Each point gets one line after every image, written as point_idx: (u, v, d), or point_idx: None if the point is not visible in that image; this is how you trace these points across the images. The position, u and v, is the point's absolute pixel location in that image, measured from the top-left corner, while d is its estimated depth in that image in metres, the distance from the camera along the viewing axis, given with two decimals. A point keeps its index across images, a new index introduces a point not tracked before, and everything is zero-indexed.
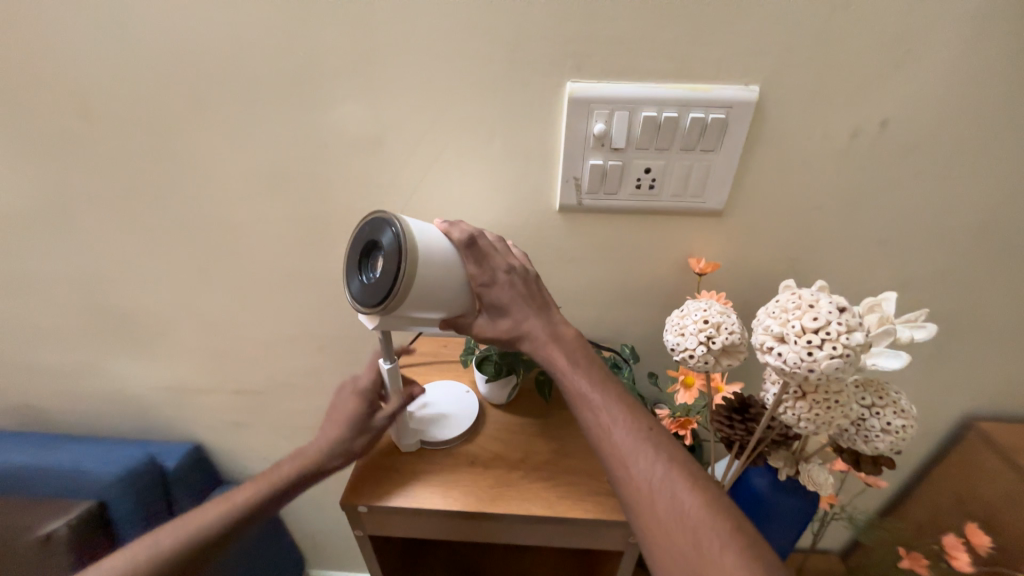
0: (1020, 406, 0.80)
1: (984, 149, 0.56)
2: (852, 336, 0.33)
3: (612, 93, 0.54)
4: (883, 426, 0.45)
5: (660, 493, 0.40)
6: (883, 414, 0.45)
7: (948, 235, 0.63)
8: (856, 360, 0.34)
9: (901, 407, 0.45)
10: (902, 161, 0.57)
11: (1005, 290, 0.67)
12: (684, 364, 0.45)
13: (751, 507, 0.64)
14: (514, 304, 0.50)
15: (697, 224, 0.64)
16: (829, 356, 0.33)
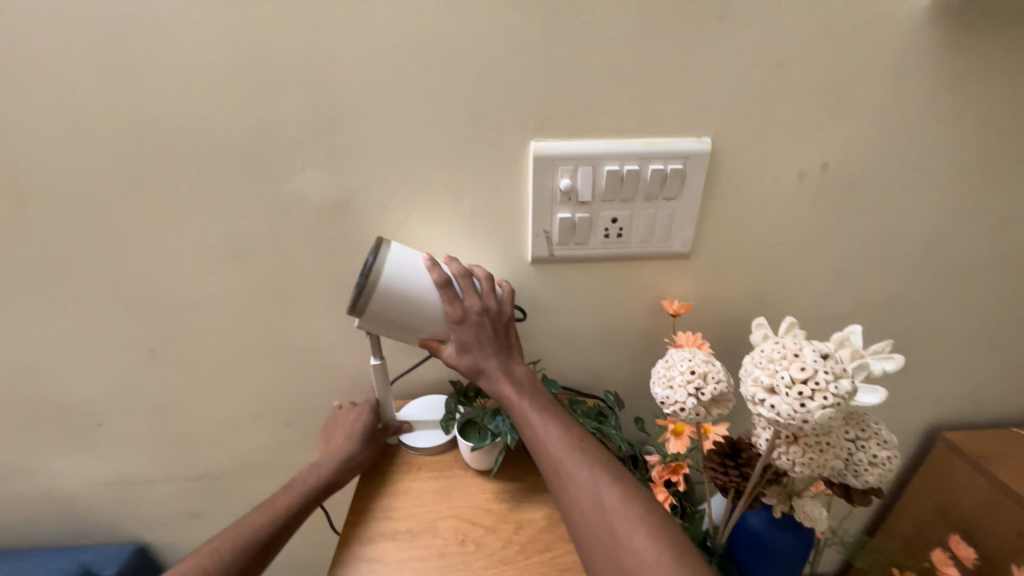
0: (975, 413, 0.85)
1: (911, 185, 0.62)
2: (839, 383, 0.34)
3: (574, 150, 0.55)
4: (870, 459, 0.46)
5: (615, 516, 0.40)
6: (868, 447, 0.46)
7: (892, 262, 0.68)
8: (846, 407, 0.34)
9: (883, 438, 0.46)
10: (844, 198, 0.62)
11: (946, 307, 0.73)
12: (676, 417, 0.45)
13: (751, 549, 0.63)
14: (483, 347, 0.51)
15: (667, 267, 0.65)
16: (821, 407, 0.33)
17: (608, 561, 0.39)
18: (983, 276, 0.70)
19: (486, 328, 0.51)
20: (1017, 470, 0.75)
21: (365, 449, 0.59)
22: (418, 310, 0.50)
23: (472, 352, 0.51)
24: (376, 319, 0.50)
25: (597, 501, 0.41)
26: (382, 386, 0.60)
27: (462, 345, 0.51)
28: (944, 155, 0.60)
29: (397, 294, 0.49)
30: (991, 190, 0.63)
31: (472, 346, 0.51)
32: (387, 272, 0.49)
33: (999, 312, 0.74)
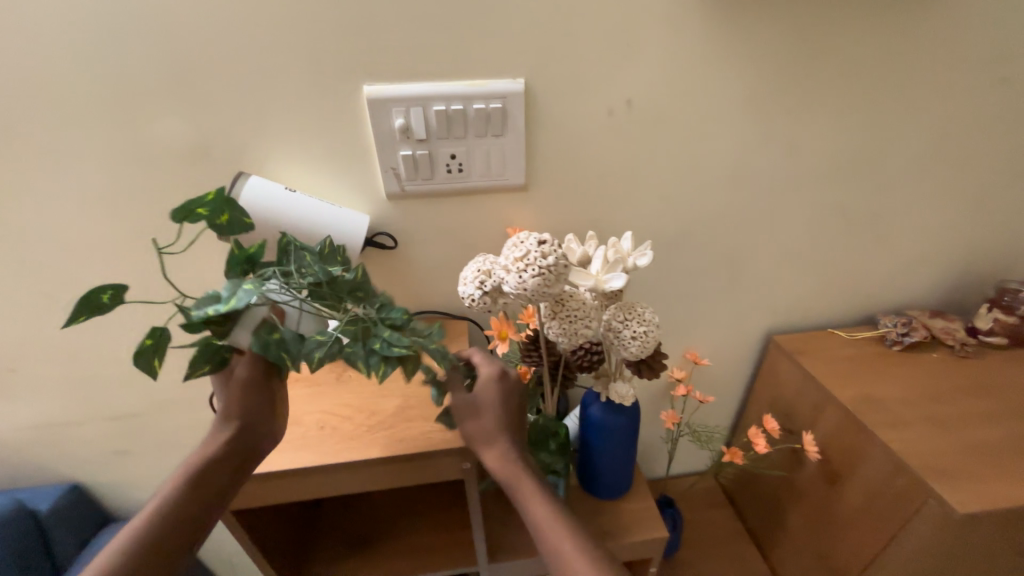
0: (802, 319, 1.01)
1: (710, 117, 0.72)
2: (547, 259, 0.44)
3: (403, 92, 0.63)
4: (632, 334, 0.58)
5: None
6: (630, 324, 0.58)
7: (705, 187, 0.79)
8: (557, 278, 0.45)
9: (644, 318, 0.59)
10: (653, 132, 0.72)
11: (759, 227, 0.86)
12: (472, 308, 0.55)
13: (593, 431, 0.77)
14: (500, 411, 0.56)
15: (510, 198, 0.75)
16: (533, 277, 0.44)
17: None
18: (785, 197, 0.83)
19: (516, 397, 0.58)
20: (820, 359, 0.93)
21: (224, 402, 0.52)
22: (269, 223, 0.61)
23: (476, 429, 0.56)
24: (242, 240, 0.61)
25: None
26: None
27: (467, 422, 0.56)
28: (731, 90, 0.71)
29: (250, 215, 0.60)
30: (774, 120, 0.74)
31: (494, 410, 0.56)
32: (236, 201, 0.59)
33: (804, 230, 0.88)
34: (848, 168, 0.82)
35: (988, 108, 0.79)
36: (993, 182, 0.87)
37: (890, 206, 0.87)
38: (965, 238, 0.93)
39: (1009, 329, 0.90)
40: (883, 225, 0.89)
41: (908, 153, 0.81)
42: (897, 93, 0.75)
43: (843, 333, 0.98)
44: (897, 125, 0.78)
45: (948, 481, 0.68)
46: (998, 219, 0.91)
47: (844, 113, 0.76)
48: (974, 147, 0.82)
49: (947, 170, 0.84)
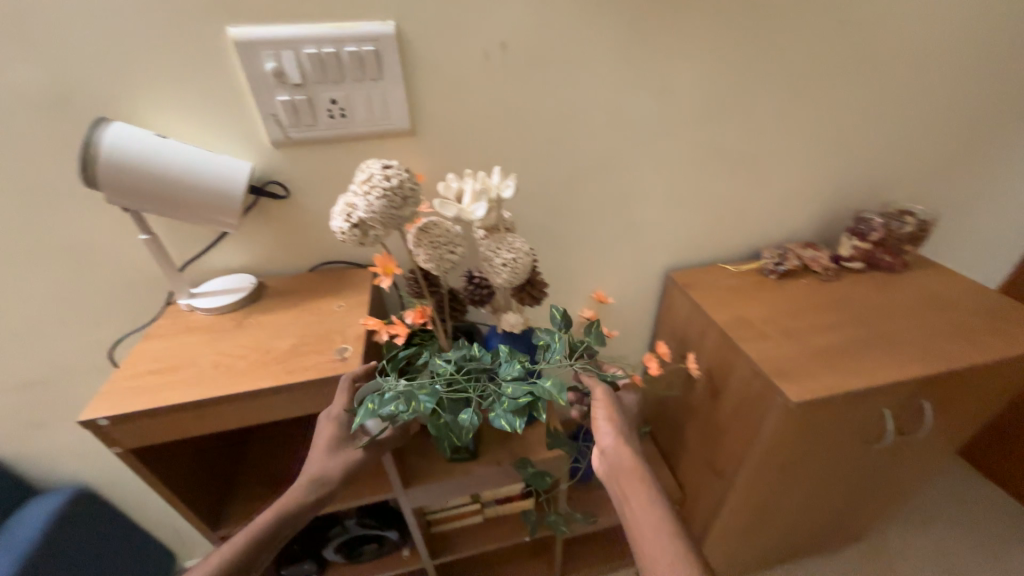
0: (695, 257, 1.11)
1: (584, 61, 0.77)
2: (389, 180, 0.49)
3: (270, 34, 0.63)
4: (502, 260, 0.65)
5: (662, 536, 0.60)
6: (501, 251, 0.64)
7: (588, 131, 0.84)
8: (403, 198, 0.50)
9: (514, 246, 0.65)
10: (531, 76, 0.76)
11: (645, 168, 0.92)
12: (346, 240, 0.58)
13: None
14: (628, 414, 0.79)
15: (399, 144, 0.77)
16: (378, 197, 0.49)
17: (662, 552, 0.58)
18: (666, 139, 0.89)
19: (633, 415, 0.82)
20: (706, 289, 1.03)
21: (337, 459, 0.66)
22: (135, 165, 0.60)
23: (613, 422, 0.71)
24: (109, 185, 0.61)
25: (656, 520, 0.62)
26: (162, 259, 0.71)
27: (601, 417, 0.72)
28: (601, 34, 0.75)
29: (110, 156, 0.59)
30: (646, 63, 0.79)
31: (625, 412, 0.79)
32: (95, 143, 0.59)
33: (688, 171, 0.95)
34: (722, 110, 0.88)
35: (840, 50, 0.87)
36: (849, 121, 0.97)
37: (762, 147, 0.95)
38: (829, 174, 1.03)
39: (865, 254, 1.03)
40: (758, 165, 0.98)
41: (773, 94, 0.89)
42: (758, 37, 0.82)
43: (730, 267, 1.09)
44: (761, 67, 0.85)
45: (791, 379, 0.79)
46: (856, 155, 1.02)
47: (711, 56, 0.81)
48: (831, 88, 0.91)
49: (809, 111, 0.93)
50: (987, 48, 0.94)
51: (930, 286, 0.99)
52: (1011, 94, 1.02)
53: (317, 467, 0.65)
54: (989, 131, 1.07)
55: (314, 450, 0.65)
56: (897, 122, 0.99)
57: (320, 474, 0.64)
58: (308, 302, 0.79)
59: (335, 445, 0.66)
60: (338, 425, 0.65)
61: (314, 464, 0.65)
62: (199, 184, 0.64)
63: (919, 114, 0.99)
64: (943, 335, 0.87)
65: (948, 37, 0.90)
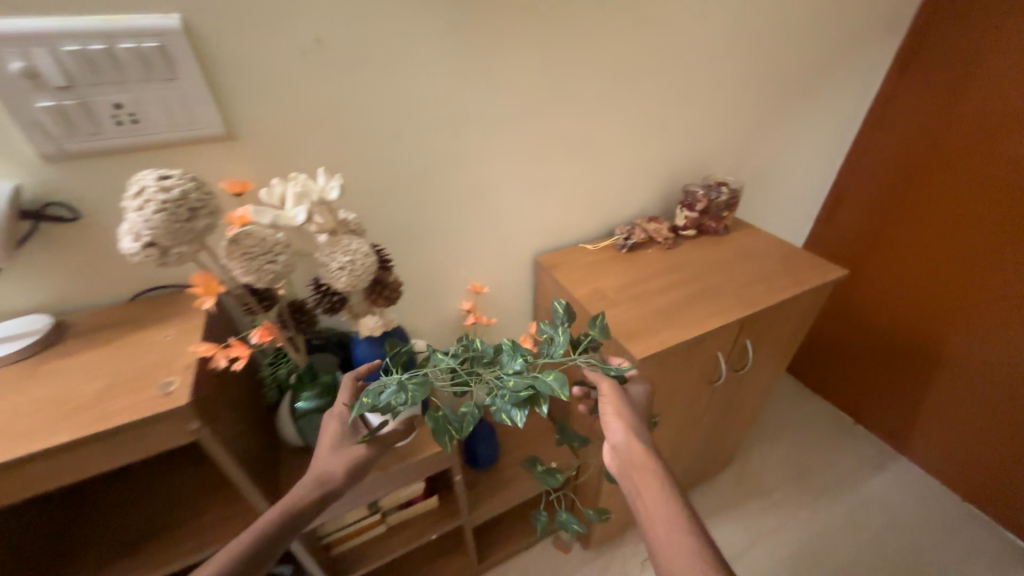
0: (559, 240, 1.18)
1: (411, 56, 0.77)
2: (165, 189, 0.46)
3: (9, 28, 0.53)
4: (339, 263, 0.63)
5: (676, 530, 0.58)
6: (336, 254, 0.63)
7: (430, 127, 0.85)
8: (186, 206, 0.47)
9: (349, 247, 0.64)
10: (356, 72, 0.74)
11: (496, 160, 0.96)
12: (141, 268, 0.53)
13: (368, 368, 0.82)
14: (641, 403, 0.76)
15: (216, 150, 0.70)
16: (153, 208, 0.46)
17: (675, 548, 0.57)
18: (510, 131, 0.94)
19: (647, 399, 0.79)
20: (569, 269, 1.11)
21: (343, 452, 0.68)
22: None
23: (625, 420, 0.69)
24: None
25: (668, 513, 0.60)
26: None
27: (609, 416, 0.70)
28: (422, 28, 0.75)
29: None
30: (475, 58, 0.82)
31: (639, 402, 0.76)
32: None
33: (536, 159, 1.01)
34: (555, 102, 0.95)
35: (648, 44, 0.98)
36: (665, 108, 1.10)
37: (598, 133, 1.05)
38: (659, 155, 1.17)
39: (694, 222, 1.19)
40: (599, 150, 1.08)
41: (599, 85, 0.97)
42: (575, 33, 0.89)
43: (590, 246, 1.19)
44: (583, 61, 0.93)
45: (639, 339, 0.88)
46: (676, 136, 1.17)
47: (535, 49, 0.86)
48: (646, 78, 1.03)
49: (632, 99, 1.04)
50: (760, 42, 1.13)
51: (744, 244, 1.18)
52: (786, 81, 1.25)
53: (319, 465, 0.65)
54: (773, 112, 1.30)
55: (322, 443, 0.67)
56: (703, 107, 1.16)
57: (322, 471, 0.65)
58: (125, 335, 0.69)
59: (337, 442, 0.68)
60: (341, 420, 0.69)
61: (318, 462, 0.66)
62: None
63: (719, 99, 1.17)
64: (753, 284, 1.04)
65: (729, 33, 1.07)
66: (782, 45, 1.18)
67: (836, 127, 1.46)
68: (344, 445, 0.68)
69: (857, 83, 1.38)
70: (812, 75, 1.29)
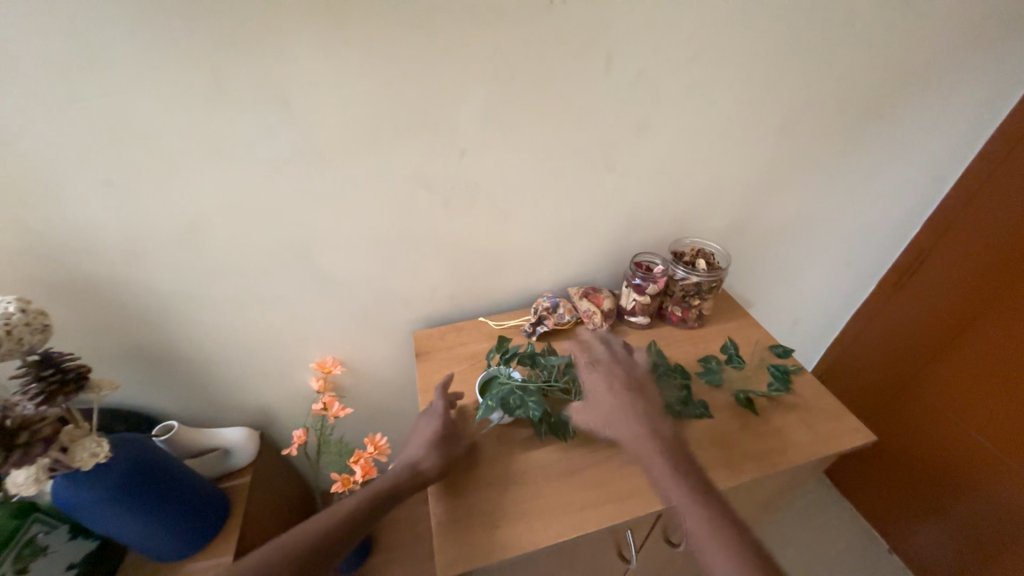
0: (449, 308, 0.87)
1: (101, 64, 0.50)
2: None
3: None
4: None
5: (684, 503, 0.55)
6: None
7: (174, 165, 0.58)
8: None
9: None
10: (7, 90, 0.49)
11: (308, 208, 0.67)
12: None
13: (73, 508, 0.60)
14: (614, 376, 0.68)
15: None
16: None
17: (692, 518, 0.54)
18: (322, 169, 0.64)
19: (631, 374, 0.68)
20: (441, 359, 0.79)
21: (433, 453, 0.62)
22: None
23: (613, 388, 0.66)
24: None
25: (674, 485, 0.56)
26: None
27: (598, 378, 0.67)
28: (106, 23, 0.48)
29: None
30: (220, 62, 0.53)
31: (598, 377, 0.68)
32: None
33: (384, 208, 0.70)
34: (393, 130, 0.63)
35: (548, 44, 0.61)
36: (600, 138, 0.73)
37: (482, 172, 0.71)
38: (597, 202, 0.80)
39: (648, 309, 0.80)
40: (488, 196, 0.74)
41: (466, 106, 0.64)
42: (402, 25, 0.55)
43: (490, 323, 0.85)
44: (430, 70, 0.59)
45: (454, 496, 0.60)
46: (627, 178, 0.79)
47: (333, 51, 0.55)
48: (556, 95, 0.66)
49: (535, 126, 0.68)
50: (774, 39, 0.70)
51: (717, 351, 0.78)
52: (831, 97, 0.80)
53: (416, 450, 0.62)
54: (804, 143, 0.85)
55: (413, 443, 0.63)
56: (672, 137, 0.76)
57: (417, 457, 0.61)
58: None
59: (432, 440, 0.63)
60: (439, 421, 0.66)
61: (412, 449, 0.62)
62: None
63: (701, 125, 0.76)
64: (694, 435, 0.66)
65: (711, 25, 0.66)
66: (818, 43, 0.73)
67: (914, 166, 0.97)
68: (440, 446, 0.63)
69: (957, 101, 0.88)
70: (878, 90, 0.82)
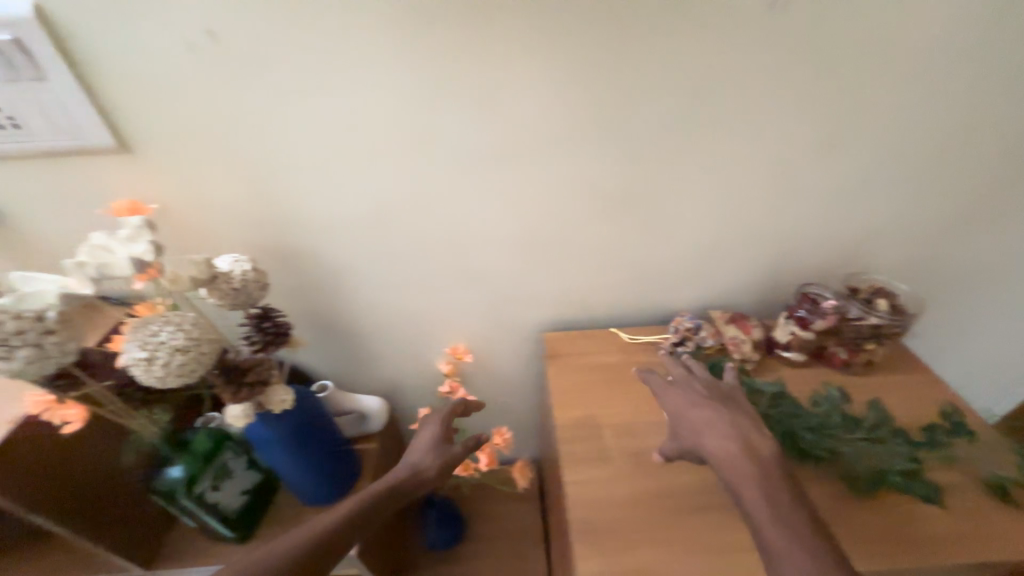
0: (581, 315, 0.86)
1: (344, 59, 0.56)
2: None
3: None
4: (174, 348, 0.46)
5: (790, 551, 0.43)
6: (181, 334, 0.47)
7: (380, 154, 0.63)
8: None
9: (185, 325, 0.48)
10: (273, 81, 0.56)
11: (479, 203, 0.69)
12: None
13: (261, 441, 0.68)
14: (678, 395, 0.59)
15: (109, 164, 0.60)
16: None
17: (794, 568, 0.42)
18: (502, 167, 0.66)
19: (694, 393, 0.59)
20: (572, 365, 0.78)
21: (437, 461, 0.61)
22: None
23: (682, 404, 0.58)
24: None
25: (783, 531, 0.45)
26: None
27: (673, 397, 0.59)
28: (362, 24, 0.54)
29: None
30: (442, 62, 0.57)
31: (684, 391, 0.59)
32: None
33: (546, 210, 0.71)
34: (576, 134, 0.64)
35: (753, 55, 0.59)
36: (782, 156, 0.68)
37: (649, 183, 0.69)
38: (762, 223, 0.75)
39: (807, 345, 0.73)
40: (648, 207, 0.72)
41: (653, 116, 0.63)
42: (611, 33, 0.56)
43: (623, 336, 0.83)
44: (626, 78, 0.60)
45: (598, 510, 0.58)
46: (801, 200, 0.73)
47: (543, 57, 0.58)
48: (747, 109, 0.63)
49: (717, 138, 0.66)
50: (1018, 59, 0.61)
51: (889, 405, 0.69)
52: None
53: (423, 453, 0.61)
54: None
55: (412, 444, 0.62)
56: (864, 161, 0.69)
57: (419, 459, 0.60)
58: None
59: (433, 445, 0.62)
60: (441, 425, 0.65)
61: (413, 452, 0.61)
62: None
63: (902, 149, 0.68)
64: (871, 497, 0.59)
65: (942, 41, 0.60)
66: None
67: None
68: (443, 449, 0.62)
69: None
70: None
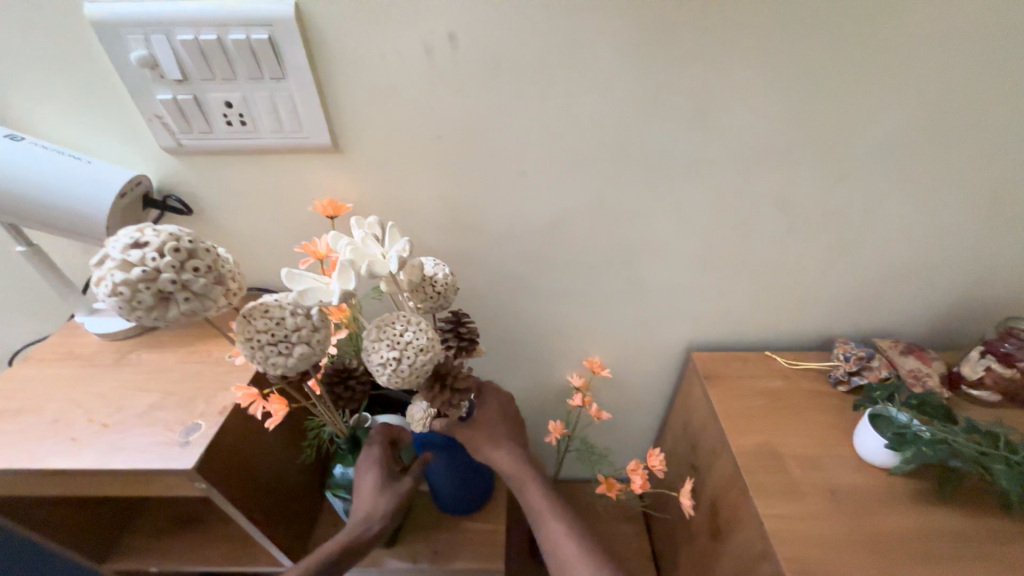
0: (732, 335, 0.82)
1: (572, 67, 0.54)
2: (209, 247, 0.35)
3: (135, 10, 0.48)
4: (417, 348, 0.45)
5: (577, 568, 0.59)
6: (420, 335, 0.46)
7: (577, 163, 0.62)
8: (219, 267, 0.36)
9: (421, 325, 0.47)
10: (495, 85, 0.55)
11: (661, 217, 0.67)
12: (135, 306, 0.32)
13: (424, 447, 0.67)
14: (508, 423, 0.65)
15: (318, 161, 0.60)
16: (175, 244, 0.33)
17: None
18: (696, 181, 0.64)
19: (505, 424, 0.65)
20: (735, 388, 0.74)
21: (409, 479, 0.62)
22: None
23: (505, 435, 0.64)
24: None
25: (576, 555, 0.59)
26: (49, 274, 0.61)
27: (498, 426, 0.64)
28: (597, 31, 0.52)
29: None
30: (667, 71, 0.55)
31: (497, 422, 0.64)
32: None
33: (729, 226, 0.68)
34: (783, 150, 0.61)
35: (999, 74, 0.55)
36: (996, 181, 0.63)
37: (845, 204, 0.66)
38: (957, 251, 0.70)
39: (1005, 383, 0.67)
40: (837, 228, 0.68)
41: (870, 135, 0.60)
42: (853, 47, 0.53)
43: (782, 361, 0.79)
44: (854, 93, 0.57)
45: (807, 550, 0.54)
46: (1007, 229, 0.68)
47: (774, 70, 0.55)
48: (975, 129, 0.59)
49: (932, 160, 0.62)
50: None
51: None
52: None
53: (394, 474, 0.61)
54: None
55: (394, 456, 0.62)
56: None
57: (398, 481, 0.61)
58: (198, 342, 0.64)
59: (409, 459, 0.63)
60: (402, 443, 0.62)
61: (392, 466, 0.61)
62: (62, 207, 0.53)
63: None
64: None
65: None
66: None
67: None
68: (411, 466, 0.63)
69: None
70: None
